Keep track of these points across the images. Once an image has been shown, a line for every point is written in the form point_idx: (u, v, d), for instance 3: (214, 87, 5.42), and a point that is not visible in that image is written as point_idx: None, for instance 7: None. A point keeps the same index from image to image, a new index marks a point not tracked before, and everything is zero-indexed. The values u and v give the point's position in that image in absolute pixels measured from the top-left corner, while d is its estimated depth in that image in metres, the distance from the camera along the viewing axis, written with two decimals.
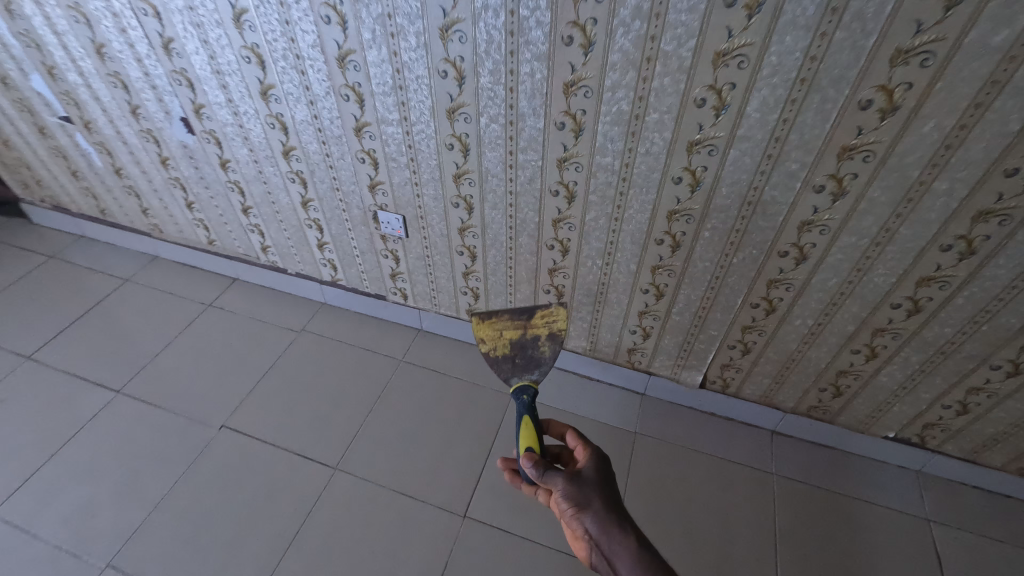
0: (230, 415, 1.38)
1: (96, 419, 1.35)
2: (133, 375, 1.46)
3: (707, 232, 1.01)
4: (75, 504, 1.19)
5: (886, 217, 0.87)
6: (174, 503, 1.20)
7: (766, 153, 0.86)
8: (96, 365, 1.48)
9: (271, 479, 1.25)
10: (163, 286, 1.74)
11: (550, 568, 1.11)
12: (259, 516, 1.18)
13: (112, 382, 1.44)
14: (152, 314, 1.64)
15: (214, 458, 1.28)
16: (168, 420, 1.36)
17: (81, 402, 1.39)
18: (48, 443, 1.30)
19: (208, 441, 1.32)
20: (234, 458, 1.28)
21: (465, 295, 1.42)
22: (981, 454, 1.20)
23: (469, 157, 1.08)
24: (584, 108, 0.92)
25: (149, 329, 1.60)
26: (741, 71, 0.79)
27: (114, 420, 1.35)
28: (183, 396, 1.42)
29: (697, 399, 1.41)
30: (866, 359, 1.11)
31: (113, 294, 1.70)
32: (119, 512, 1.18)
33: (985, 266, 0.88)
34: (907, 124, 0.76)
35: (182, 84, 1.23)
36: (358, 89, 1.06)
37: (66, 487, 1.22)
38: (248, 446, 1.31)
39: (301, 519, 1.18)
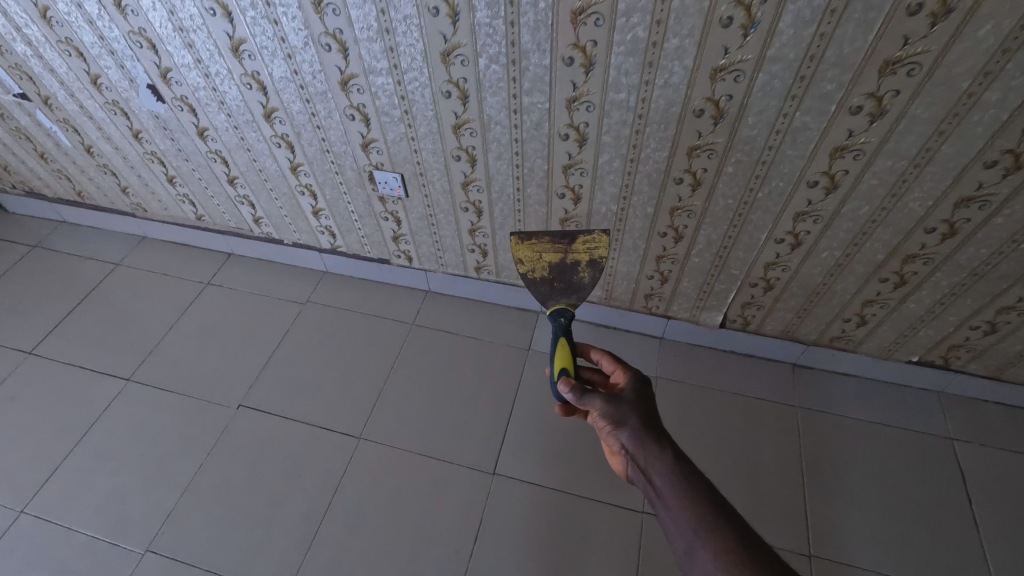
0: (246, 393, 1.35)
1: (109, 409, 1.32)
2: (140, 361, 1.42)
3: (731, 166, 0.95)
4: (103, 495, 1.18)
5: (928, 136, 0.81)
6: (203, 484, 1.19)
7: (799, 75, 0.80)
8: (101, 354, 1.44)
9: (296, 454, 1.24)
10: (156, 267, 1.67)
11: (585, 517, 1.12)
12: (290, 490, 1.18)
13: (120, 370, 1.40)
14: (150, 297, 1.59)
15: (237, 437, 1.27)
16: (184, 403, 1.33)
17: (92, 392, 1.36)
18: (66, 436, 1.27)
19: (227, 421, 1.30)
20: (256, 436, 1.27)
21: (473, 252, 1.37)
22: (1007, 372, 1.18)
23: (469, 104, 1.00)
24: (594, 38, 0.84)
25: (149, 312, 1.54)
26: None
27: (129, 409, 1.32)
28: (195, 378, 1.38)
29: (716, 338, 1.37)
30: (894, 286, 1.07)
31: (105, 280, 1.64)
32: (149, 498, 1.17)
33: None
34: (960, 29, 0.69)
35: (142, 46, 1.12)
36: (339, 36, 0.96)
37: (91, 478, 1.21)
38: (269, 422, 1.29)
39: (332, 490, 1.18)
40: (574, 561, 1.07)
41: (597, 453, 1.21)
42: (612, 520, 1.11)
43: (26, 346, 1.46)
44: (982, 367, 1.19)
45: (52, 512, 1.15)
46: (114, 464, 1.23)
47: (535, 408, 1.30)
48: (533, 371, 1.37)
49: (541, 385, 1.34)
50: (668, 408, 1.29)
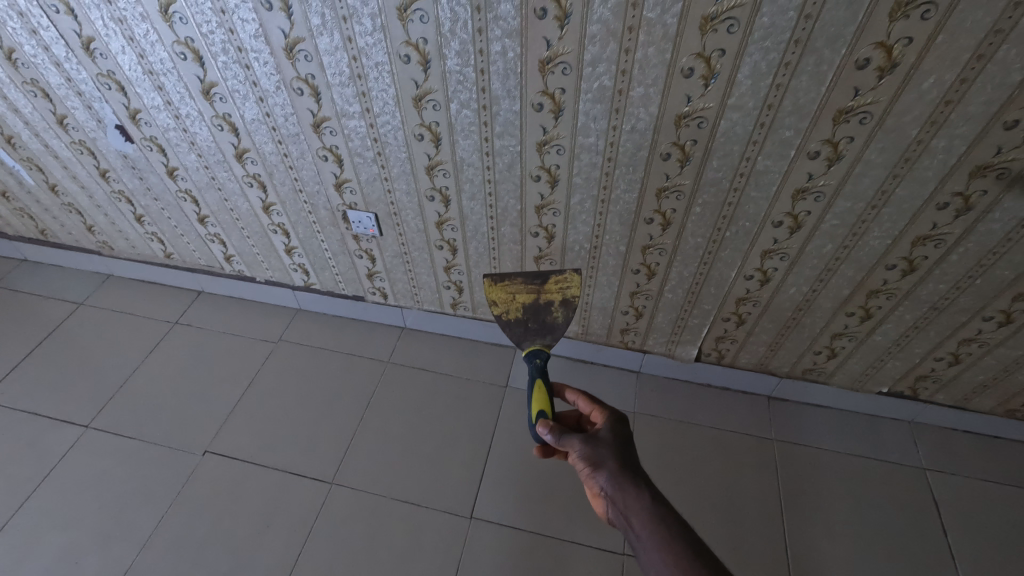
0: (213, 438, 1.30)
1: (65, 459, 1.26)
2: (101, 406, 1.36)
3: (698, 207, 0.97)
4: (55, 553, 1.11)
5: (883, 178, 0.85)
6: (164, 538, 1.13)
7: (759, 122, 0.83)
8: (59, 400, 1.37)
9: (265, 502, 1.19)
10: (121, 307, 1.62)
11: (565, 560, 1.09)
12: (258, 541, 1.13)
13: (78, 417, 1.34)
14: (115, 338, 1.53)
15: (202, 486, 1.21)
16: (146, 451, 1.27)
17: (47, 441, 1.29)
18: (16, 490, 1.20)
19: (193, 469, 1.24)
20: (222, 484, 1.22)
21: (448, 289, 1.36)
22: (972, 401, 1.21)
23: (441, 146, 1.01)
24: (562, 86, 0.86)
25: (111, 354, 1.49)
26: (730, 36, 0.75)
27: (87, 458, 1.26)
28: (159, 424, 1.33)
29: (692, 372, 1.38)
30: (860, 320, 1.09)
31: (65, 321, 1.58)
32: (106, 555, 1.10)
33: (982, 221, 0.86)
34: (906, 82, 0.73)
35: (111, 88, 1.11)
36: (312, 81, 0.97)
37: (42, 535, 1.13)
38: (236, 469, 1.24)
39: (302, 540, 1.13)
40: None
41: (576, 493, 1.19)
42: (592, 564, 1.09)
43: None
44: (949, 397, 1.21)
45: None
46: (69, 519, 1.16)
47: (513, 447, 1.28)
48: (511, 408, 1.35)
49: (519, 423, 1.32)
50: (646, 444, 1.28)
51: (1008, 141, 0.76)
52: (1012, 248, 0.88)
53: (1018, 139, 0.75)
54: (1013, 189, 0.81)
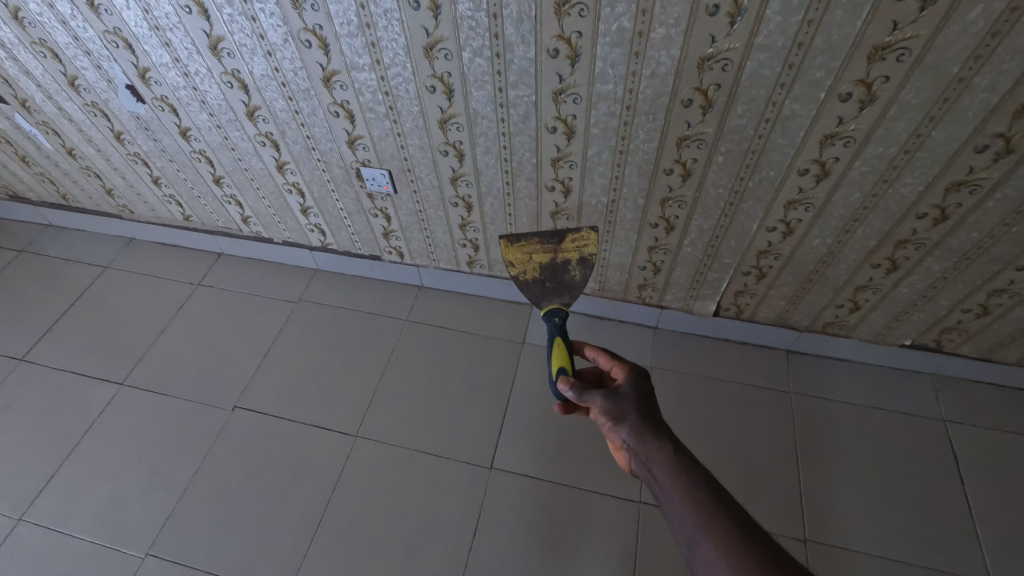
0: (241, 394, 1.35)
1: (104, 414, 1.32)
2: (134, 365, 1.41)
3: (721, 156, 0.94)
4: (102, 500, 1.18)
5: (918, 121, 0.81)
6: (202, 486, 1.20)
7: (787, 63, 0.79)
8: (94, 359, 1.43)
9: (293, 453, 1.24)
10: (145, 269, 1.66)
11: (582, 508, 1.13)
12: (289, 489, 1.18)
13: (113, 375, 1.39)
14: (142, 299, 1.57)
15: (234, 439, 1.27)
16: (179, 406, 1.33)
17: (85, 398, 1.35)
18: (61, 442, 1.27)
19: (224, 423, 1.29)
20: (252, 437, 1.27)
21: (464, 247, 1.36)
22: (998, 353, 1.18)
23: (454, 99, 0.98)
24: (579, 30, 0.82)
25: (140, 315, 1.53)
26: None
27: (124, 413, 1.32)
28: (189, 381, 1.38)
29: (710, 327, 1.37)
30: (886, 272, 1.07)
31: (93, 283, 1.62)
32: (149, 502, 1.17)
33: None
34: (950, 13, 0.68)
35: (119, 46, 1.09)
36: (320, 32, 0.94)
37: (89, 484, 1.20)
38: (265, 423, 1.29)
39: (330, 489, 1.18)
40: (572, 553, 1.07)
41: (593, 445, 1.21)
42: (609, 511, 1.12)
43: (18, 353, 1.44)
44: (975, 349, 1.19)
45: (51, 518, 1.16)
46: (112, 469, 1.23)
47: (531, 401, 1.30)
48: (528, 364, 1.37)
49: (536, 378, 1.34)
50: (663, 398, 1.29)
51: None
52: None
53: None
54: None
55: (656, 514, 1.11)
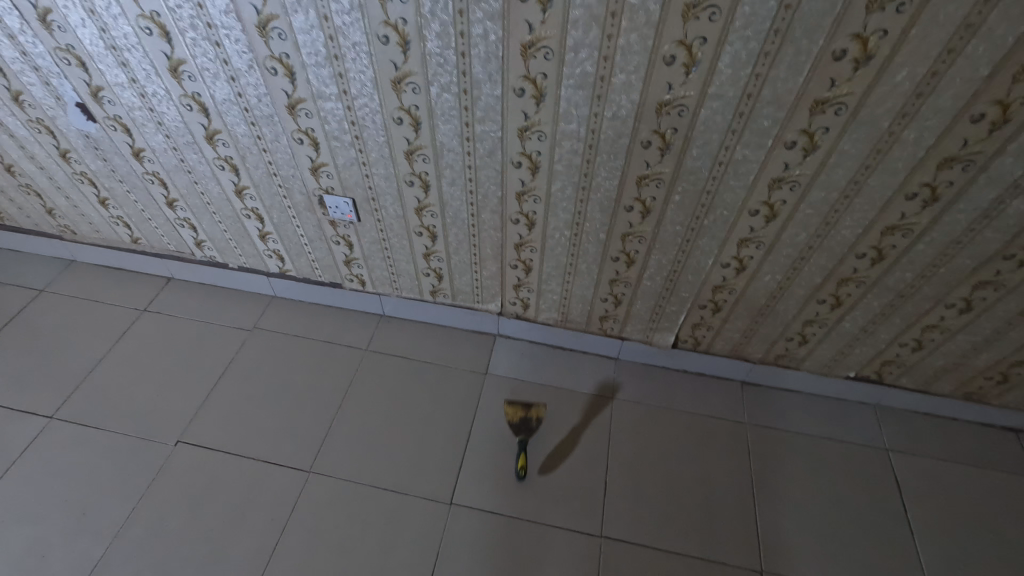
0: (186, 428, 1.27)
1: (28, 451, 1.21)
2: (67, 396, 1.32)
3: (678, 195, 0.98)
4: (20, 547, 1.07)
5: (856, 169, 0.87)
6: (136, 530, 1.11)
7: (737, 111, 0.84)
8: (21, 390, 1.32)
9: (241, 491, 1.17)
10: (85, 293, 1.56)
11: (544, 544, 1.11)
12: (235, 530, 1.11)
13: (41, 408, 1.29)
14: (80, 325, 1.48)
15: (175, 476, 1.19)
16: (116, 441, 1.24)
17: (8, 433, 1.24)
18: None
19: (165, 459, 1.21)
20: (196, 475, 1.19)
21: (428, 276, 1.35)
22: (932, 385, 1.26)
23: (421, 131, 0.99)
24: (544, 72, 0.86)
25: (77, 343, 1.44)
26: (713, 23, 0.75)
27: (52, 448, 1.22)
28: (128, 414, 1.29)
29: (670, 358, 1.40)
30: (831, 307, 1.12)
31: (24, 308, 1.51)
32: (75, 547, 1.08)
33: (948, 211, 0.89)
34: (880, 74, 0.75)
35: (71, 64, 1.05)
36: (286, 60, 0.94)
37: (5, 529, 1.09)
38: (211, 460, 1.22)
39: (280, 528, 1.12)
40: None
41: (554, 479, 1.20)
42: (572, 548, 1.10)
43: None
44: (912, 381, 1.27)
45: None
46: (33, 513, 1.12)
47: (493, 434, 1.28)
48: (491, 395, 1.36)
49: (499, 410, 1.33)
50: (624, 429, 1.30)
51: (973, 134, 0.79)
52: (974, 238, 0.92)
53: (983, 133, 0.78)
54: (977, 180, 0.84)
55: (617, 549, 1.10)
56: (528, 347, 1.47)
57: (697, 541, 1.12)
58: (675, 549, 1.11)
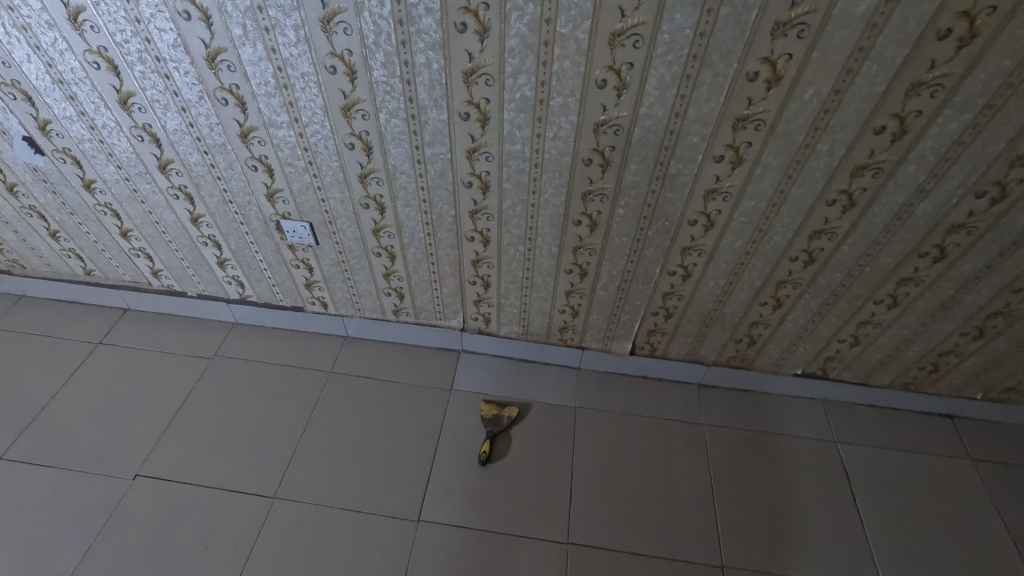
0: (143, 460, 1.24)
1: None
2: (15, 435, 1.27)
3: (622, 209, 1.04)
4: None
5: (780, 179, 0.94)
6: (92, 570, 1.07)
7: (668, 129, 0.90)
8: None
9: (202, 521, 1.15)
10: (36, 328, 1.52)
11: (511, 554, 1.12)
12: (196, 561, 1.09)
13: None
14: (30, 361, 1.44)
15: (132, 510, 1.16)
16: (69, 478, 1.20)
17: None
18: None
19: (122, 493, 1.19)
20: (155, 508, 1.17)
21: (389, 296, 1.37)
22: (872, 377, 1.34)
23: (373, 155, 1.03)
24: (486, 96, 0.90)
25: (26, 379, 1.39)
26: (637, 50, 0.81)
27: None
28: (83, 449, 1.26)
29: (630, 365, 1.45)
30: (772, 309, 1.19)
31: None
32: None
33: (866, 214, 0.97)
34: (790, 93, 0.82)
35: (17, 98, 1.05)
36: (236, 91, 0.96)
37: None
38: (171, 492, 1.19)
39: (243, 557, 1.10)
40: None
41: (521, 491, 1.22)
42: (540, 558, 1.12)
43: None
44: (854, 374, 1.34)
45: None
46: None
47: (459, 449, 1.30)
48: (457, 410, 1.37)
49: (466, 425, 1.35)
50: (589, 437, 1.33)
51: (878, 145, 0.86)
52: (891, 239, 1.00)
53: (886, 143, 0.86)
54: (887, 185, 0.92)
55: (584, 555, 1.13)
56: (493, 361, 1.49)
57: (661, 543, 1.16)
58: (640, 552, 1.14)
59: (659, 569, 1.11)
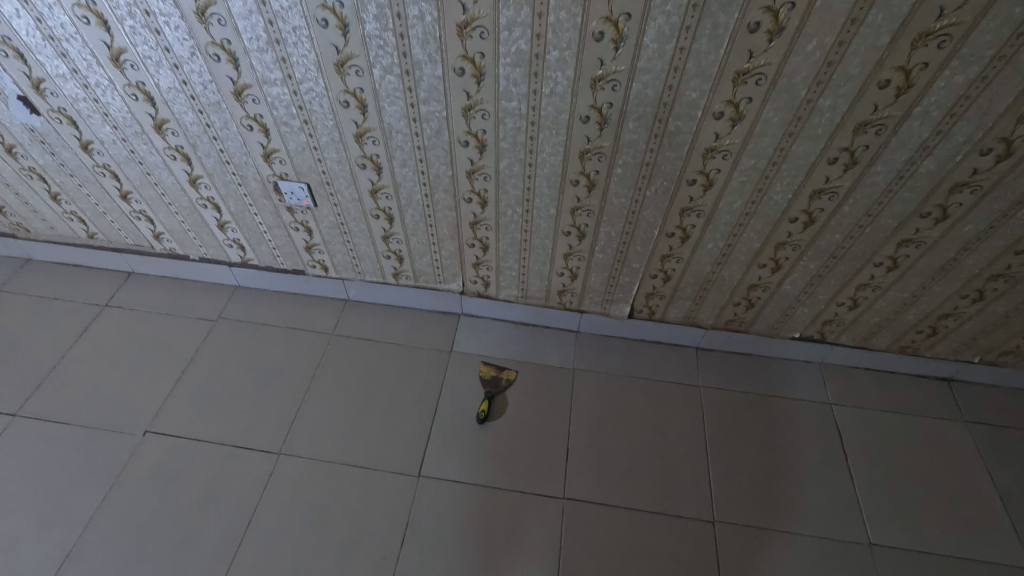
0: (236, 430, 1.27)
1: (80, 463, 1.20)
2: (109, 406, 1.30)
3: (724, 204, 1.08)
4: (91, 558, 1.07)
5: (890, 181, 0.99)
6: (206, 535, 1.11)
7: (788, 132, 0.94)
8: (60, 403, 1.30)
9: (302, 488, 1.18)
10: (106, 299, 1.53)
11: (607, 523, 1.15)
12: (303, 528, 1.12)
13: (86, 418, 1.27)
14: (109, 333, 1.45)
15: (234, 476, 1.19)
16: (167, 448, 1.23)
17: (56, 446, 1.22)
18: (30, 498, 1.14)
19: (221, 461, 1.22)
20: (255, 475, 1.20)
21: (475, 283, 1.42)
22: (956, 354, 1.34)
23: (485, 153, 1.08)
24: (610, 101, 0.95)
25: (109, 351, 1.41)
26: (759, 87, 0.89)
27: (103, 459, 1.21)
28: (176, 419, 1.28)
29: (706, 338, 1.44)
30: (849, 308, 1.27)
31: (47, 317, 1.47)
32: (143, 556, 1.07)
33: (956, 227, 1.04)
34: (918, 99, 0.86)
35: (139, 99, 1.10)
36: (360, 94, 1.02)
37: (71, 541, 1.09)
38: (268, 462, 1.22)
39: (347, 523, 1.13)
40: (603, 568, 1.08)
41: (609, 462, 1.24)
42: (639, 526, 1.14)
43: None
44: (938, 350, 1.34)
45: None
46: (98, 523, 1.11)
47: (543, 421, 1.31)
48: (536, 383, 1.38)
49: (548, 396, 1.36)
50: (672, 410, 1.34)
51: (982, 164, 0.93)
52: (979, 247, 1.06)
53: (990, 163, 0.92)
54: (983, 201, 0.98)
55: (679, 525, 1.15)
56: (564, 334, 1.49)
57: (758, 513, 1.17)
58: (738, 522, 1.15)
59: (759, 539, 1.13)
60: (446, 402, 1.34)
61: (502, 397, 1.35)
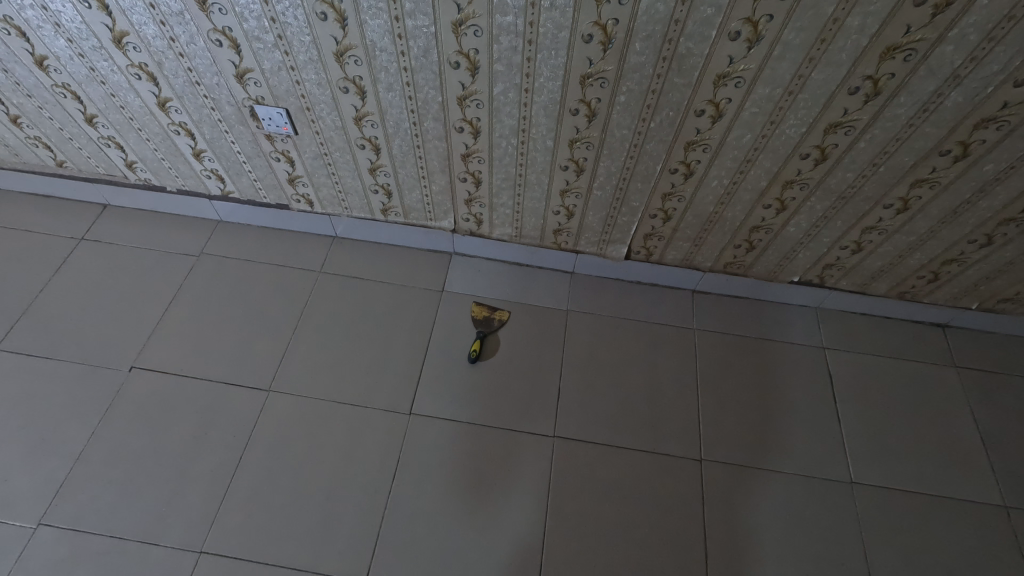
0: (223, 368, 1.25)
1: (65, 396, 1.19)
2: (91, 341, 1.27)
3: (733, 138, 1.02)
4: (84, 489, 1.08)
5: (913, 115, 0.92)
6: (200, 468, 1.12)
7: (808, 57, 0.86)
8: (41, 337, 1.27)
9: (291, 425, 1.18)
10: (82, 232, 1.46)
11: (596, 461, 1.16)
12: (295, 462, 1.13)
13: (70, 352, 1.25)
14: (88, 266, 1.39)
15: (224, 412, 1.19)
16: (154, 383, 1.22)
17: (41, 380, 1.20)
18: (17, 431, 1.13)
19: (211, 397, 1.21)
20: (244, 412, 1.19)
21: (467, 221, 1.36)
22: (955, 301, 1.32)
23: (478, 77, 0.99)
24: (616, 17, 0.86)
25: (89, 285, 1.36)
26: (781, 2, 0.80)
27: (91, 394, 1.19)
28: (161, 355, 1.26)
29: (704, 281, 1.41)
30: (852, 252, 1.23)
31: (19, 249, 1.41)
32: (138, 487, 1.09)
33: (973, 167, 0.99)
34: (955, 21, 0.79)
35: (92, 6, 0.99)
36: (338, 5, 0.92)
37: (63, 473, 1.09)
38: (260, 399, 1.21)
39: (338, 461, 1.14)
40: (590, 505, 1.11)
41: (600, 404, 1.24)
42: (629, 466, 1.16)
43: None
44: (935, 298, 1.33)
45: (25, 514, 1.04)
46: (88, 455, 1.12)
47: (535, 362, 1.30)
48: (528, 323, 1.36)
49: (539, 337, 1.34)
50: (665, 353, 1.33)
51: (1014, 98, 0.86)
52: (997, 188, 1.01)
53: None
54: (1005, 140, 0.93)
55: (668, 465, 1.17)
56: (559, 275, 1.45)
57: (747, 453, 1.19)
58: (727, 461, 1.17)
59: (745, 478, 1.15)
60: (438, 340, 1.32)
61: (495, 336, 1.34)
